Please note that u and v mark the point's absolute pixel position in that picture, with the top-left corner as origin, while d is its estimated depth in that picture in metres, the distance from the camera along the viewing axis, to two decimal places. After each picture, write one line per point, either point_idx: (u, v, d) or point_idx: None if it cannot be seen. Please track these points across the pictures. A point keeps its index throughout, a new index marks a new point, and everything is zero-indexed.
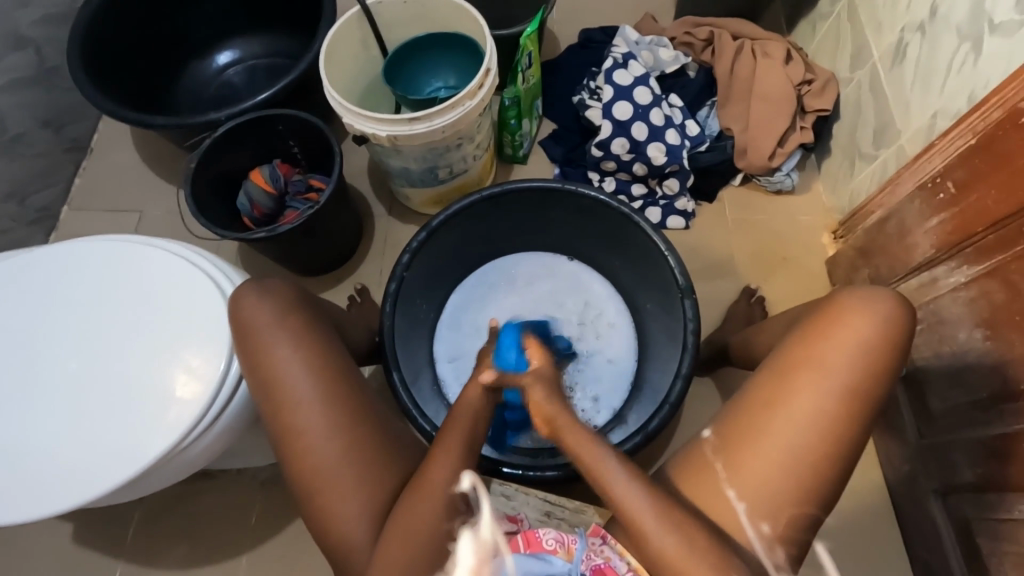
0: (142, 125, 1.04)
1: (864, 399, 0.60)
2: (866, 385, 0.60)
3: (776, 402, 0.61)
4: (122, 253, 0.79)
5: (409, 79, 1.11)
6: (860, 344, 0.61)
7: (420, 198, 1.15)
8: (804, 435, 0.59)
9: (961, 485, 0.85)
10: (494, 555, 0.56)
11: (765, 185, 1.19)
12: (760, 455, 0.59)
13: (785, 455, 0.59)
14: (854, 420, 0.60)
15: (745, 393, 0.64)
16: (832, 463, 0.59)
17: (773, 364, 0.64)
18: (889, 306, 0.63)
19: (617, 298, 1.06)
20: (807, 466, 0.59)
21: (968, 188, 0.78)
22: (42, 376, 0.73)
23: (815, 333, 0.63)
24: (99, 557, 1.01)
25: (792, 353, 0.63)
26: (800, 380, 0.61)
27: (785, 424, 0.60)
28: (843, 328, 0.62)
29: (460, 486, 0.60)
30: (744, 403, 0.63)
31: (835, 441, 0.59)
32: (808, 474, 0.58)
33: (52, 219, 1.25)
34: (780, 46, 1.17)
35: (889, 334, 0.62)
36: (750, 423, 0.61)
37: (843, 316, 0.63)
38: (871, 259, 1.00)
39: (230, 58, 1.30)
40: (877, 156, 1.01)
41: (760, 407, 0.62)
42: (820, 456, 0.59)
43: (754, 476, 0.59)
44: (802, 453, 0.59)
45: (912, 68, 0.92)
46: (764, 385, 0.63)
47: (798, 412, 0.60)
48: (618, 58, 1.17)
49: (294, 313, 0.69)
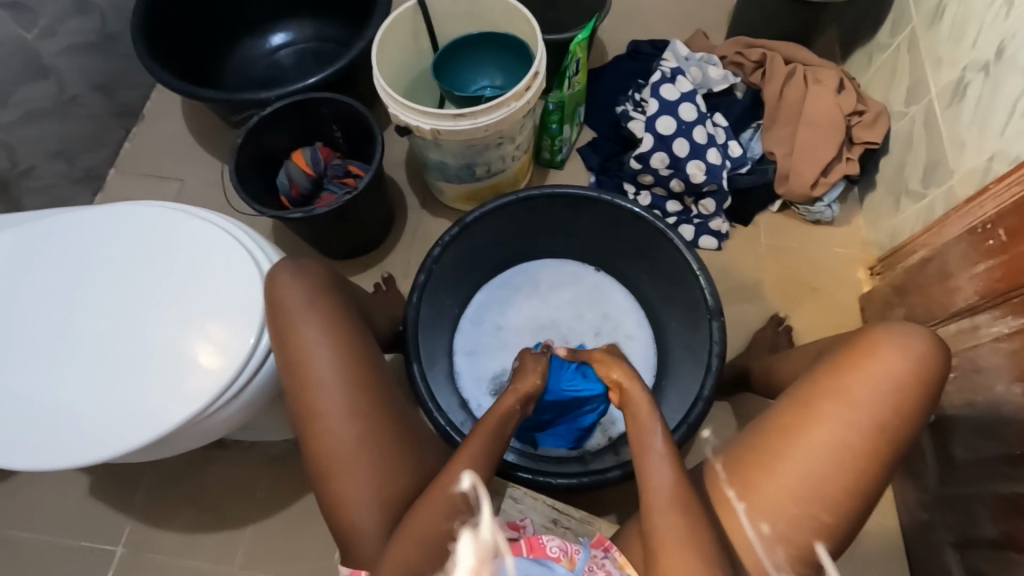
0: (193, 97, 1.07)
1: (890, 437, 0.58)
2: (893, 422, 0.59)
3: (797, 431, 0.59)
4: (166, 221, 0.81)
5: (456, 75, 1.12)
6: (891, 379, 0.60)
7: (454, 194, 1.16)
8: (823, 466, 0.57)
9: (981, 541, 0.82)
10: (494, 555, 0.54)
11: (804, 214, 1.17)
12: (776, 482, 0.58)
13: (802, 484, 0.57)
14: (877, 456, 0.58)
15: (767, 420, 0.62)
16: (851, 497, 0.57)
17: (798, 392, 0.62)
18: (925, 344, 0.61)
19: (641, 312, 1.06)
20: (825, 497, 0.57)
21: (1021, 236, 0.75)
22: (78, 332, 0.76)
23: (845, 365, 0.61)
24: (110, 512, 1.04)
25: (819, 383, 0.61)
26: (824, 411, 0.59)
27: (805, 452, 0.58)
28: (874, 362, 0.60)
29: (460, 486, 0.59)
30: (765, 430, 0.61)
31: (855, 475, 0.57)
32: (825, 510, 0.57)
33: (98, 180, 1.29)
34: (832, 74, 1.15)
35: (922, 373, 0.60)
36: (771, 449, 0.60)
37: (875, 350, 0.61)
38: (908, 299, 0.98)
39: (283, 40, 1.33)
40: (925, 195, 0.99)
41: (780, 435, 0.60)
42: (839, 490, 0.57)
43: (769, 507, 0.58)
44: (820, 485, 0.57)
45: (971, 109, 0.89)
46: (786, 413, 0.61)
47: (823, 444, 0.58)
48: (666, 72, 1.16)
49: (325, 295, 0.70)
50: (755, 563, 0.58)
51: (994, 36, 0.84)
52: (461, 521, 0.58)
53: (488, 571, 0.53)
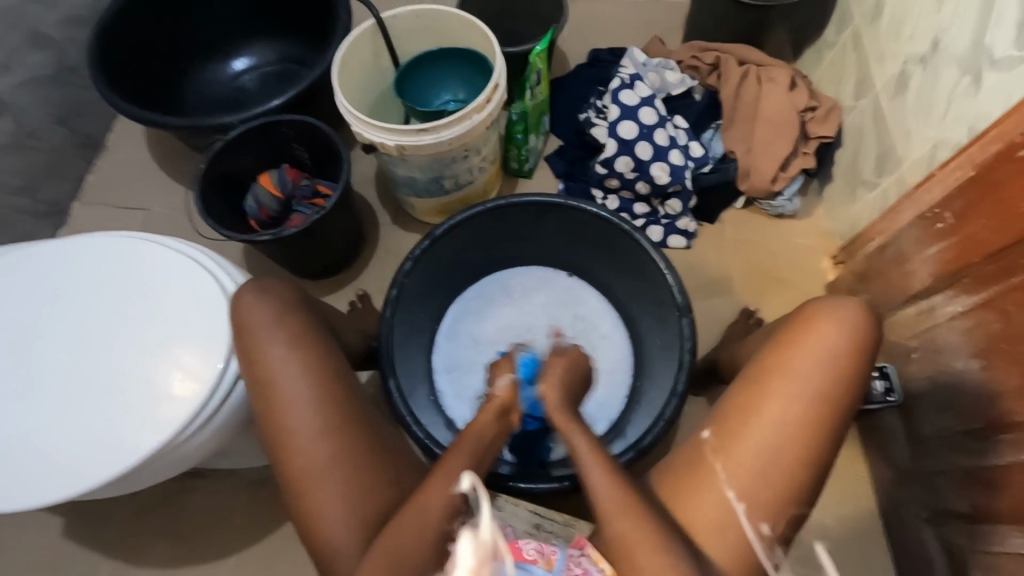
0: (155, 125, 1.06)
1: (834, 405, 0.61)
2: (836, 390, 0.61)
3: (748, 411, 0.62)
4: (127, 250, 0.80)
5: (419, 91, 1.13)
6: (829, 350, 0.62)
7: (424, 208, 1.17)
8: (776, 441, 0.60)
9: (954, 515, 0.85)
10: (495, 556, 0.45)
11: (767, 208, 1.21)
12: (735, 464, 0.60)
13: (760, 462, 0.59)
14: (824, 425, 0.60)
15: (722, 402, 0.65)
16: (807, 467, 0.60)
17: (749, 373, 0.65)
18: (857, 314, 0.64)
19: (615, 312, 1.07)
20: (782, 472, 0.59)
21: (966, 217, 0.78)
22: (42, 369, 0.74)
23: (785, 343, 0.64)
24: (87, 553, 1.01)
25: (763, 363, 0.64)
26: (770, 388, 0.62)
27: (756, 430, 0.61)
28: (812, 335, 0.63)
29: (459, 487, 0.60)
30: (721, 412, 0.64)
31: (807, 447, 0.60)
32: (783, 483, 0.59)
33: (61, 213, 1.27)
34: (785, 73, 1.19)
35: (858, 341, 0.63)
36: (727, 431, 0.62)
37: (813, 324, 0.64)
38: (870, 285, 1.00)
39: (245, 64, 1.33)
40: (879, 184, 1.02)
41: (734, 417, 0.62)
42: (793, 462, 0.59)
43: (734, 487, 0.59)
44: (775, 460, 0.59)
45: (914, 99, 0.93)
46: (738, 394, 0.64)
47: (769, 419, 0.61)
48: (625, 78, 1.19)
49: (290, 311, 0.70)
50: (758, 565, 0.58)
51: (930, 30, 0.88)
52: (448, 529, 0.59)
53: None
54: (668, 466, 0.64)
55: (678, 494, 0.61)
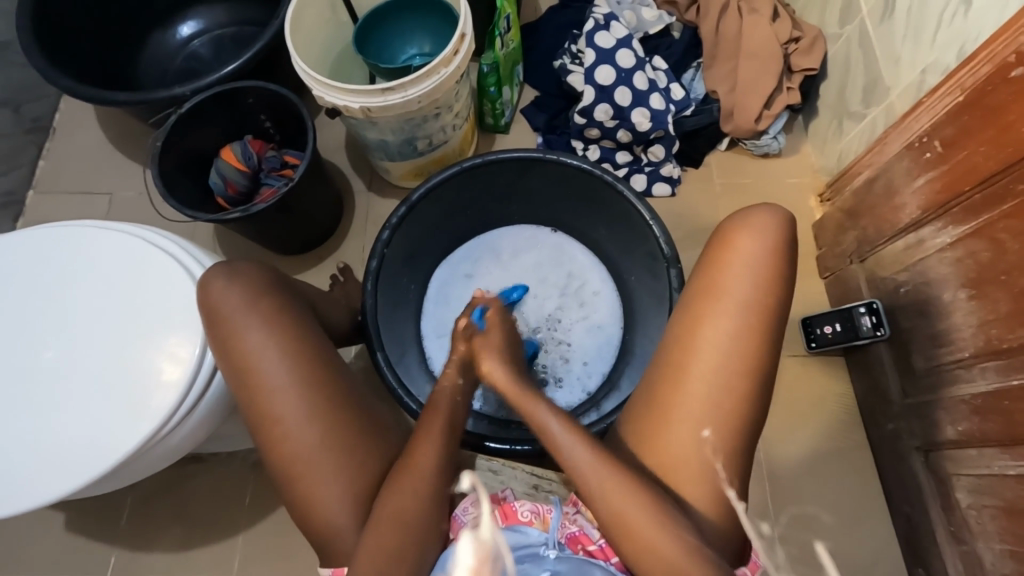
0: (102, 102, 0.99)
1: (766, 315, 0.61)
2: (763, 296, 0.61)
3: (689, 338, 0.62)
4: (87, 240, 0.76)
5: (382, 48, 1.06)
6: (749, 260, 0.62)
7: (399, 172, 1.12)
8: (718, 360, 0.60)
9: (941, 442, 0.87)
10: (495, 557, 0.54)
11: (752, 148, 1.17)
12: (688, 393, 0.60)
13: (710, 386, 0.59)
14: (760, 332, 0.60)
15: (666, 337, 0.65)
16: (753, 378, 0.60)
17: (683, 302, 0.64)
18: (773, 221, 0.64)
19: (603, 266, 1.05)
20: (732, 388, 0.59)
21: (957, 145, 0.76)
22: (13, 370, 0.71)
23: (711, 264, 0.64)
24: (93, 544, 1.01)
25: (695, 289, 0.64)
26: (704, 311, 0.62)
27: (698, 356, 0.60)
28: (732, 252, 0.63)
29: (461, 487, 0.58)
30: (666, 347, 0.63)
31: (749, 363, 0.60)
32: (735, 402, 0.59)
33: (19, 204, 1.20)
34: (767, 2, 1.13)
35: (777, 247, 0.63)
36: (674, 364, 0.61)
37: (732, 241, 0.64)
38: (858, 221, 0.99)
39: (193, 29, 1.24)
40: (866, 115, 0.99)
41: (678, 348, 0.62)
42: (738, 375, 0.59)
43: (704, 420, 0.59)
44: (722, 382, 0.59)
45: (902, 22, 0.88)
46: (678, 324, 0.64)
47: (708, 343, 0.60)
48: (600, 19, 1.12)
49: (262, 294, 0.67)
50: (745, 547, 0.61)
51: None
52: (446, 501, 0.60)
53: (488, 570, 0.54)
54: (636, 414, 0.63)
55: (646, 437, 0.61)
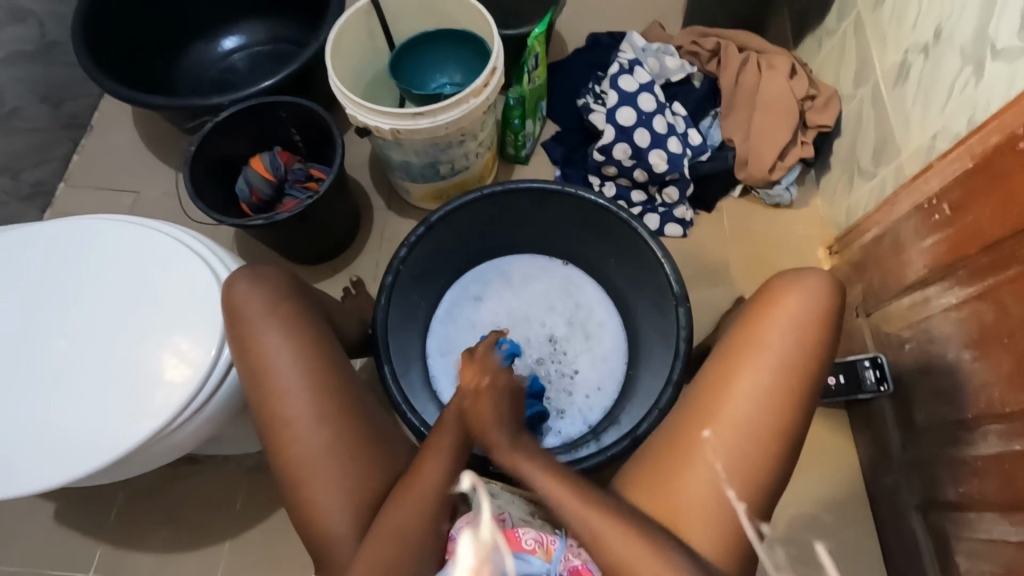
0: (142, 105, 1.03)
1: (802, 376, 0.62)
2: (804, 359, 0.62)
3: (723, 385, 0.63)
4: (116, 235, 0.78)
5: (414, 74, 1.11)
6: (795, 321, 0.64)
7: (419, 193, 1.15)
8: (748, 412, 0.61)
9: (941, 502, 0.86)
10: (494, 554, 0.58)
11: (764, 197, 1.20)
12: (713, 438, 0.61)
13: (737, 434, 0.60)
14: (794, 393, 0.62)
15: (697, 379, 0.66)
16: (780, 435, 0.61)
17: (721, 350, 0.66)
18: (820, 285, 0.66)
19: (611, 300, 1.07)
20: (758, 441, 0.60)
21: (964, 209, 0.78)
22: (30, 354, 0.73)
23: (754, 318, 0.65)
24: (79, 538, 1.00)
25: (734, 338, 0.65)
26: (742, 362, 0.63)
27: (729, 404, 0.61)
28: (777, 308, 0.65)
29: (460, 486, 0.62)
30: (697, 390, 0.64)
31: (778, 418, 0.61)
32: (758, 455, 0.60)
33: (47, 195, 1.24)
34: (785, 60, 1.18)
35: (821, 311, 0.64)
36: (703, 407, 0.62)
37: (779, 298, 0.65)
38: (865, 275, 1.01)
39: (235, 43, 1.29)
40: (876, 174, 1.02)
41: (710, 393, 0.63)
42: (766, 429, 0.61)
43: (722, 466, 0.60)
44: (748, 432, 0.60)
45: (914, 88, 0.92)
46: (712, 370, 0.65)
47: (741, 392, 0.62)
48: (624, 63, 1.17)
49: (284, 299, 0.69)
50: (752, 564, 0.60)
51: (932, 19, 0.87)
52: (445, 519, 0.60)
53: (488, 571, 0.57)
54: (652, 446, 0.65)
55: (662, 471, 0.62)
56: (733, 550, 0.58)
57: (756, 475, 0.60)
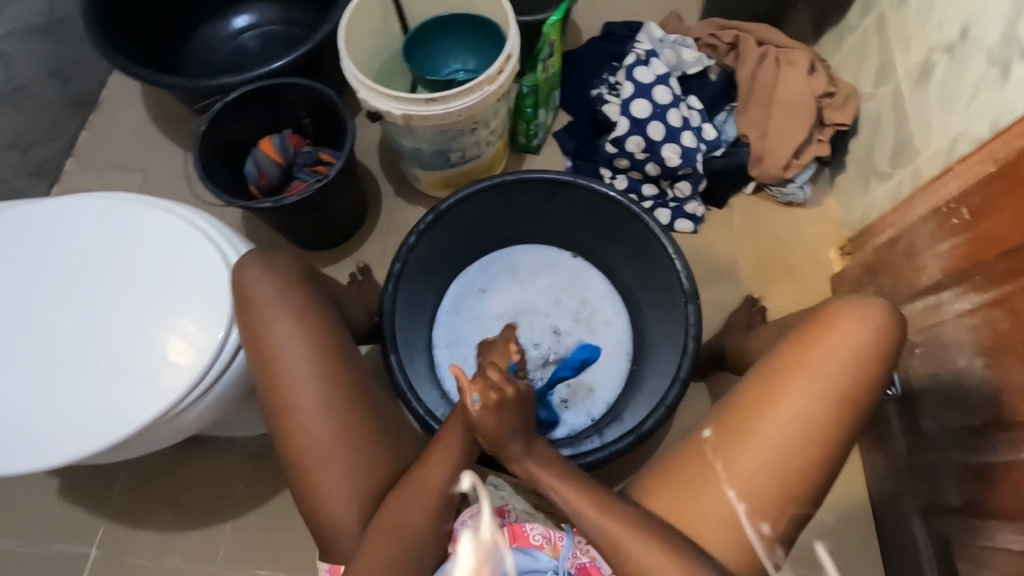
0: (153, 83, 1.02)
1: (852, 406, 0.60)
2: (856, 388, 0.60)
3: (764, 405, 0.61)
4: (125, 214, 0.78)
5: (427, 60, 1.09)
6: (850, 350, 0.61)
7: (428, 181, 1.14)
8: (789, 438, 0.59)
9: (945, 508, 0.86)
10: (493, 553, 0.57)
11: (777, 196, 1.19)
12: (749, 458, 0.59)
13: (773, 458, 0.59)
14: (839, 423, 0.60)
15: (736, 394, 0.64)
16: (819, 464, 0.59)
17: (763, 369, 0.63)
18: (881, 313, 0.63)
19: (618, 295, 1.06)
20: (794, 467, 0.59)
21: (984, 214, 0.77)
22: (39, 333, 0.72)
23: (804, 339, 0.63)
24: (83, 514, 1.01)
25: (781, 358, 0.63)
26: (788, 384, 0.61)
27: (769, 425, 0.60)
28: (833, 333, 0.62)
29: (460, 487, 0.61)
30: (735, 404, 0.63)
31: (820, 445, 0.59)
32: (795, 478, 0.59)
33: (55, 171, 1.23)
34: (804, 55, 1.15)
35: (879, 341, 0.61)
36: (738, 424, 0.61)
37: (836, 322, 0.62)
38: (877, 277, 1.00)
39: (247, 22, 1.28)
40: (894, 175, 1.00)
41: (749, 412, 0.61)
42: (805, 457, 0.59)
43: (752, 480, 0.59)
44: (785, 455, 0.59)
45: (937, 88, 0.90)
46: (751, 388, 0.63)
47: (783, 414, 0.60)
48: (641, 54, 1.15)
49: (293, 284, 0.68)
50: (757, 564, 0.59)
51: (959, 17, 0.85)
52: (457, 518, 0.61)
53: (488, 570, 0.56)
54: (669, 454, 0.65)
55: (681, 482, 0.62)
56: (749, 547, 0.59)
57: (765, 482, 0.59)
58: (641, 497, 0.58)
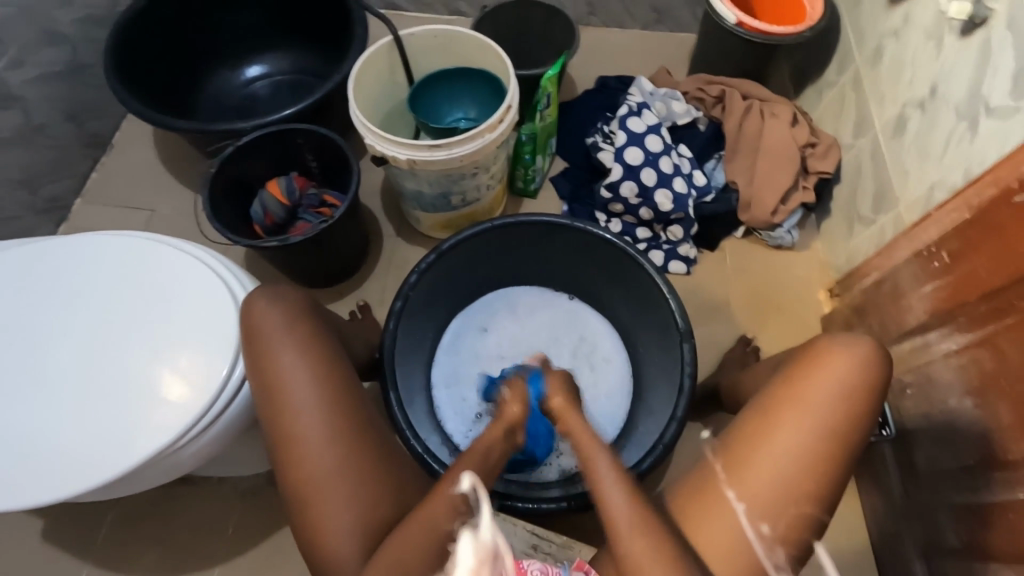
0: (168, 127, 1.06)
1: (844, 439, 0.61)
2: (848, 423, 0.61)
3: (759, 439, 0.62)
4: (136, 251, 0.80)
5: (431, 109, 1.15)
6: (840, 386, 0.63)
7: (430, 223, 1.18)
8: (784, 471, 0.60)
9: (946, 551, 0.85)
10: (495, 557, 0.50)
11: (766, 239, 1.23)
12: (747, 491, 0.60)
13: (769, 491, 0.60)
14: (834, 458, 0.61)
15: (731, 428, 0.65)
16: (815, 499, 0.60)
17: (758, 404, 0.65)
18: (867, 348, 0.65)
19: (615, 334, 1.08)
20: (790, 500, 0.59)
21: (963, 257, 0.80)
22: (42, 368, 0.73)
23: (796, 375, 0.64)
24: (65, 558, 0.98)
25: (774, 392, 0.64)
26: (783, 417, 0.62)
27: (765, 459, 0.61)
28: (823, 367, 0.64)
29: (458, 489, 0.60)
30: (731, 438, 0.64)
31: (815, 479, 0.60)
32: (792, 512, 0.59)
33: (63, 209, 1.26)
34: (787, 108, 1.23)
35: (868, 375, 0.63)
36: (733, 458, 0.62)
37: (825, 357, 0.64)
38: (866, 318, 1.02)
39: (259, 71, 1.34)
40: (876, 221, 1.05)
41: (745, 446, 0.62)
42: (802, 491, 0.60)
43: (750, 509, 0.59)
44: (782, 489, 0.60)
45: (912, 140, 0.96)
46: (746, 423, 0.64)
47: (778, 448, 0.61)
48: (633, 106, 1.22)
49: (298, 320, 0.70)
50: (758, 565, 0.58)
51: (928, 76, 0.92)
52: (461, 520, 0.58)
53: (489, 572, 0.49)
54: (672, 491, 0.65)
55: (684, 521, 0.61)
56: (750, 549, 0.59)
57: (762, 516, 0.59)
58: (649, 528, 0.58)
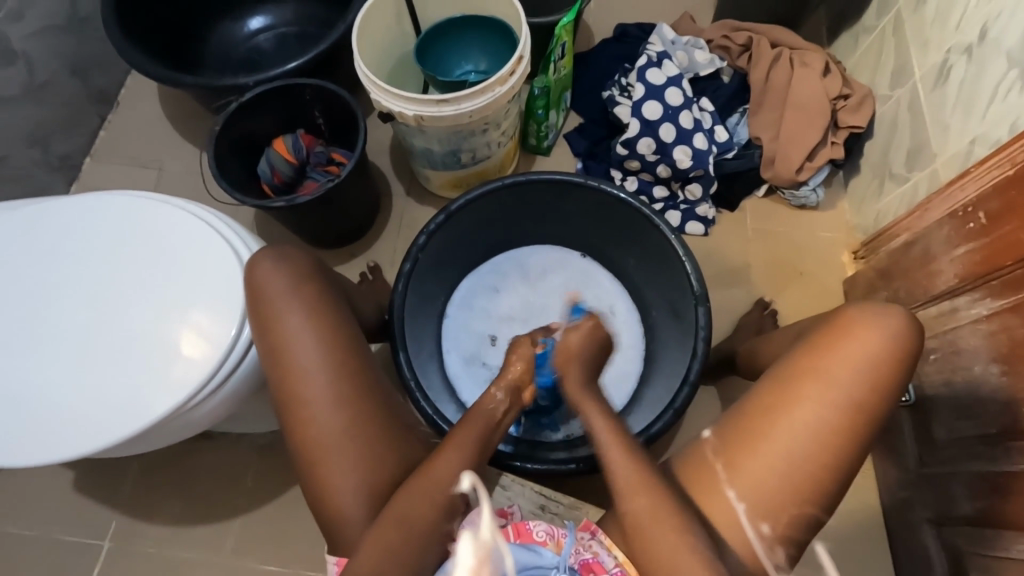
0: (170, 82, 1.04)
1: (867, 414, 0.59)
2: (873, 399, 0.59)
3: (778, 410, 0.60)
4: (140, 210, 0.79)
5: (439, 60, 1.09)
6: (870, 356, 0.60)
7: (440, 181, 1.15)
8: (801, 445, 0.58)
9: (957, 516, 0.84)
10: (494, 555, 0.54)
11: (790, 198, 1.17)
12: (761, 463, 0.59)
13: (782, 461, 0.58)
14: (856, 431, 0.59)
15: (748, 398, 0.63)
16: (830, 475, 0.58)
17: (779, 374, 0.63)
18: (898, 322, 0.62)
19: (627, 297, 1.05)
20: (804, 474, 0.58)
21: (1000, 218, 0.76)
22: (57, 326, 0.74)
23: (823, 345, 0.62)
24: (96, 506, 1.03)
25: (796, 364, 0.62)
26: (805, 390, 0.60)
27: (785, 433, 0.59)
28: (851, 339, 0.61)
29: (460, 487, 0.61)
30: (746, 410, 0.62)
31: (833, 454, 0.58)
32: (806, 487, 0.58)
33: (74, 168, 1.26)
34: (819, 57, 1.14)
35: (899, 349, 0.61)
36: (750, 428, 0.61)
37: (854, 328, 0.62)
38: (891, 281, 0.98)
39: (261, 23, 1.29)
40: (909, 178, 0.99)
41: (759, 414, 0.61)
42: (820, 468, 0.58)
43: (760, 487, 0.58)
44: (799, 463, 0.58)
45: (954, 91, 0.89)
46: (765, 393, 0.62)
47: (798, 421, 0.59)
48: (653, 56, 1.15)
49: (303, 280, 0.69)
50: (757, 563, 0.59)
51: (979, 18, 0.84)
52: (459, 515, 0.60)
53: (488, 571, 0.54)
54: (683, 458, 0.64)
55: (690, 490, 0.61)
56: (749, 545, 0.58)
57: (774, 495, 0.58)
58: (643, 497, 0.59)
